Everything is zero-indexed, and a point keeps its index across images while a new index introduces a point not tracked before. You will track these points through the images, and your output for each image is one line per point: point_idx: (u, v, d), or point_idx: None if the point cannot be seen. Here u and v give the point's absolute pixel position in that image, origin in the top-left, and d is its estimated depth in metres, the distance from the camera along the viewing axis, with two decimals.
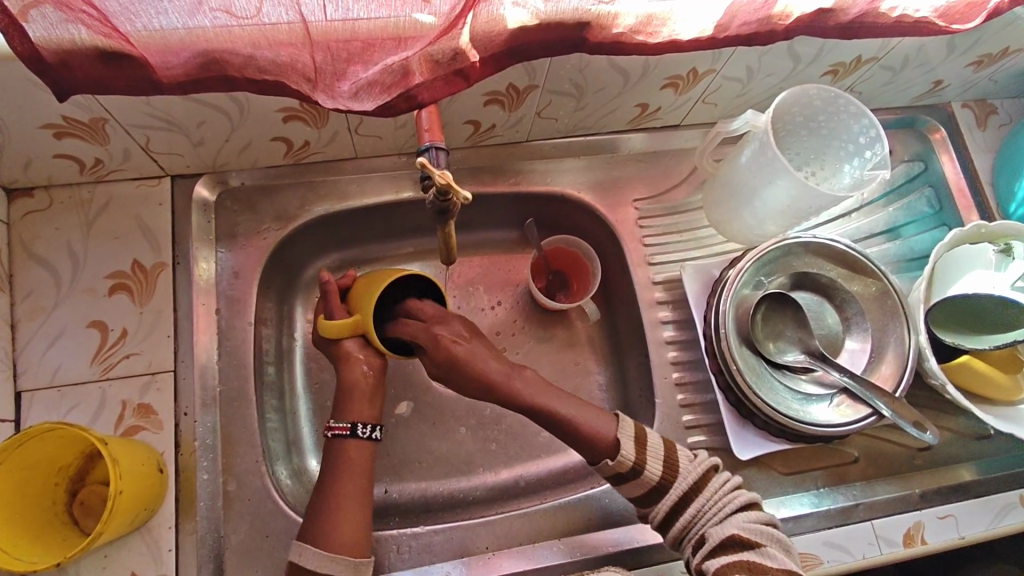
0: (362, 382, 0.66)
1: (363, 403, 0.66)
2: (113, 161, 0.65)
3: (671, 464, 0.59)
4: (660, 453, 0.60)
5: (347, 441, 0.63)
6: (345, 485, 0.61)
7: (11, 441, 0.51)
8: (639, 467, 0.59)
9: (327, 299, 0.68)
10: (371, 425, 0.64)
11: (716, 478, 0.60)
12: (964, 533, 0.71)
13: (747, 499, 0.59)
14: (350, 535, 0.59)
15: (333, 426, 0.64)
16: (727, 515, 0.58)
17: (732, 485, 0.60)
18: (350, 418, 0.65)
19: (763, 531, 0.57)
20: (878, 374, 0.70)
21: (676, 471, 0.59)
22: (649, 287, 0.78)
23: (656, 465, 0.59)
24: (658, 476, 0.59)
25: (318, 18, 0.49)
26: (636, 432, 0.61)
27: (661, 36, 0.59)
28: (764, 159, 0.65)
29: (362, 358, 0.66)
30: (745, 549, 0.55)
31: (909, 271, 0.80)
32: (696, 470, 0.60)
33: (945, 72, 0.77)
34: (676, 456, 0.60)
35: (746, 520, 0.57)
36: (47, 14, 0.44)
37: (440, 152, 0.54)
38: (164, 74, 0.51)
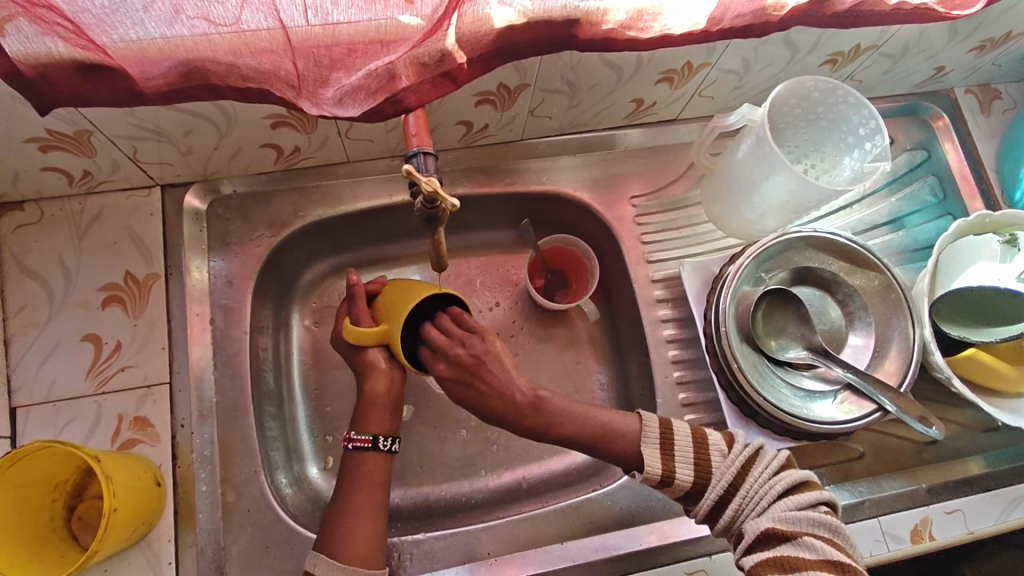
0: (383, 393, 0.65)
1: (381, 414, 0.65)
2: (102, 172, 0.64)
3: (702, 465, 0.57)
4: (688, 455, 0.57)
5: (368, 453, 0.63)
6: (345, 493, 0.61)
7: (5, 459, 0.51)
8: (668, 478, 0.57)
9: (353, 302, 0.66)
10: (392, 438, 0.64)
11: (753, 469, 0.56)
12: (973, 528, 0.70)
13: (788, 484, 0.56)
14: (364, 542, 0.59)
15: (354, 438, 0.63)
16: (765, 507, 0.55)
17: (771, 474, 0.56)
18: (371, 430, 0.64)
19: (802, 519, 0.53)
20: (883, 370, 0.69)
21: (708, 471, 0.56)
22: (648, 285, 0.76)
23: (685, 468, 0.56)
24: (690, 480, 0.56)
25: (299, 24, 0.48)
26: (661, 435, 0.58)
27: (652, 31, 0.57)
28: (761, 153, 0.64)
29: (385, 369, 0.65)
30: (782, 543, 0.53)
31: (914, 262, 0.79)
32: (730, 467, 0.56)
33: (947, 58, 0.75)
34: (706, 453, 0.57)
35: (784, 510, 0.54)
36: (22, 27, 0.44)
37: (427, 157, 0.53)
38: (146, 85, 0.51)
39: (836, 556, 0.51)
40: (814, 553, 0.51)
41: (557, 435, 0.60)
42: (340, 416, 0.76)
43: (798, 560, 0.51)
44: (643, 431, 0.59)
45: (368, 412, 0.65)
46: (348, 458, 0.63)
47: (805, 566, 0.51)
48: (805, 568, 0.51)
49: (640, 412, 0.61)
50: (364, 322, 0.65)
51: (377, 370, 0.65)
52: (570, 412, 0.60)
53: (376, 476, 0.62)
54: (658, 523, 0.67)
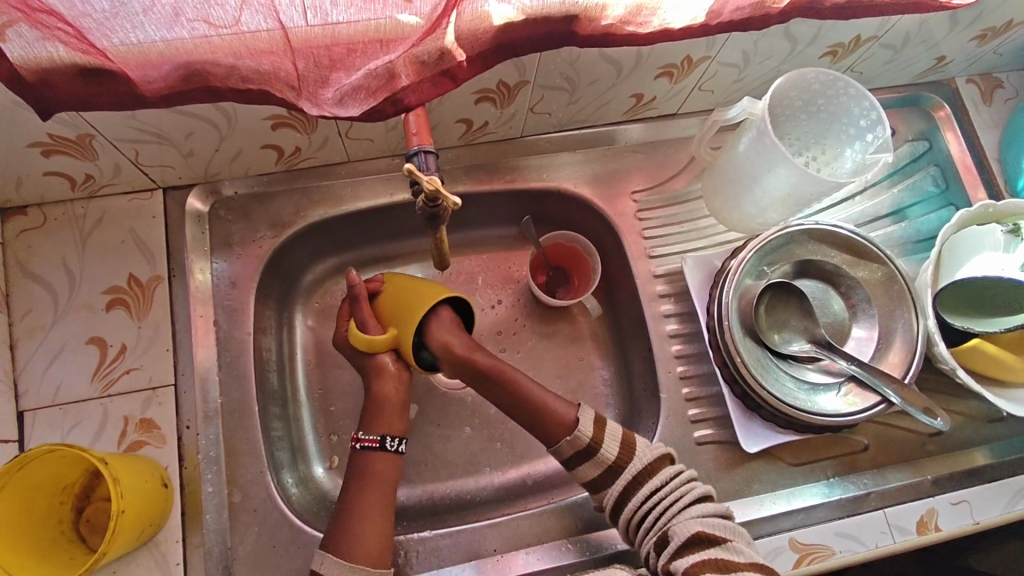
0: (393, 395, 0.66)
1: (390, 413, 0.66)
2: (104, 176, 0.65)
3: (627, 446, 0.63)
4: (617, 436, 0.63)
5: (375, 454, 0.64)
6: (352, 494, 0.62)
7: (14, 462, 0.51)
8: (595, 446, 0.62)
9: (356, 302, 0.66)
10: (399, 438, 0.65)
11: (669, 470, 0.61)
12: (978, 518, 0.69)
13: (701, 491, 0.60)
14: (371, 541, 0.59)
15: (361, 438, 0.64)
16: (683, 509, 0.59)
17: (686, 476, 0.61)
18: (378, 430, 0.65)
19: (724, 524, 0.57)
20: (886, 362, 0.69)
21: (630, 456, 0.62)
22: (650, 280, 0.76)
23: (612, 445, 0.63)
24: (613, 456, 0.62)
25: (298, 25, 0.48)
26: (596, 415, 0.65)
27: (651, 25, 0.57)
28: (762, 147, 0.64)
29: (393, 372, 0.67)
30: (713, 546, 0.56)
31: (916, 253, 0.79)
32: (649, 459, 0.62)
33: (948, 48, 0.75)
34: (632, 441, 0.63)
35: (703, 514, 0.58)
36: (23, 33, 0.44)
37: (428, 156, 0.53)
38: (146, 88, 0.51)
39: (759, 559, 0.55)
40: (741, 556, 0.55)
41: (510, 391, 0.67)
42: (345, 416, 0.76)
43: (731, 563, 0.54)
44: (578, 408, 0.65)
45: (370, 410, 0.66)
46: (355, 458, 0.64)
47: (736, 567, 0.54)
48: (738, 569, 0.54)
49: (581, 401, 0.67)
50: (371, 326, 0.66)
51: (386, 374, 0.67)
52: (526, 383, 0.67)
53: (383, 475, 0.63)
54: None
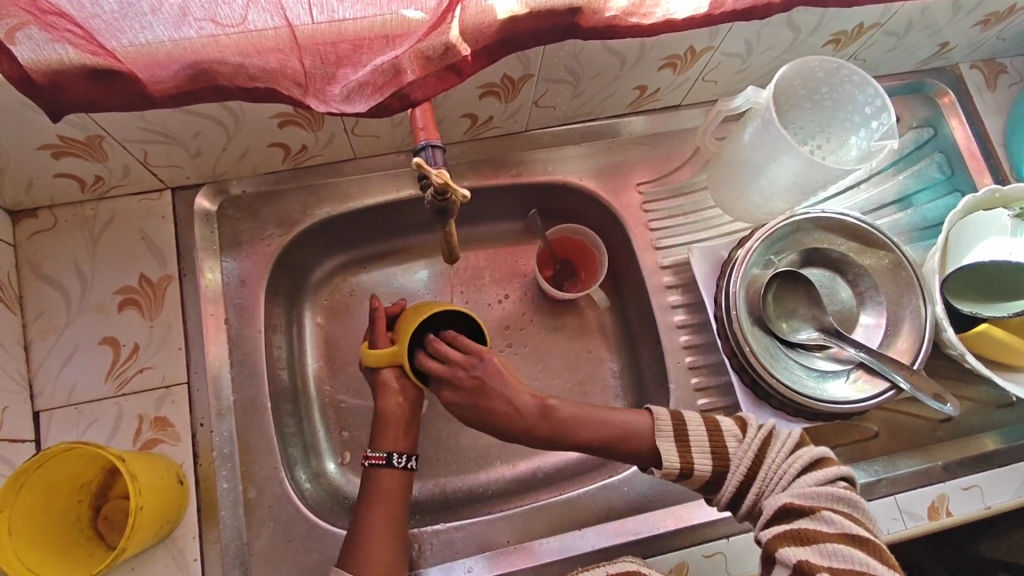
0: (396, 410, 0.66)
1: (397, 432, 0.66)
2: (114, 177, 0.65)
3: (719, 452, 0.58)
4: (705, 445, 0.59)
5: (382, 470, 0.64)
6: (365, 509, 0.62)
7: (32, 461, 0.52)
8: (688, 468, 0.58)
9: (374, 325, 0.70)
10: (406, 454, 0.65)
11: (770, 449, 0.58)
12: (990, 503, 0.70)
13: (805, 463, 0.57)
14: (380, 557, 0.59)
15: (370, 455, 0.65)
16: (782, 485, 0.57)
17: (788, 452, 0.58)
18: (386, 447, 0.65)
19: (821, 494, 0.55)
20: (895, 348, 0.69)
21: (725, 457, 0.58)
22: (657, 271, 0.77)
23: (704, 458, 0.58)
24: (710, 470, 0.58)
25: (304, 22, 0.48)
26: (675, 428, 0.60)
27: (655, 16, 0.57)
28: (766, 136, 0.64)
29: (397, 387, 0.67)
30: (800, 517, 0.54)
31: (923, 240, 0.79)
32: (746, 453, 0.58)
33: (951, 34, 0.75)
34: (721, 441, 0.59)
35: (802, 486, 0.56)
36: (33, 35, 0.45)
37: (436, 150, 0.54)
38: (155, 88, 0.51)
39: (853, 529, 0.52)
40: (831, 526, 0.53)
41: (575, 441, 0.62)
42: (356, 411, 0.76)
43: (817, 534, 0.52)
44: (656, 427, 0.61)
45: (379, 428, 0.67)
46: (365, 474, 0.65)
47: (822, 539, 0.52)
48: (821, 540, 0.52)
49: (650, 407, 0.62)
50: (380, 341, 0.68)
51: (390, 389, 0.67)
52: (583, 421, 0.62)
53: (391, 493, 0.63)
54: (675, 506, 0.68)
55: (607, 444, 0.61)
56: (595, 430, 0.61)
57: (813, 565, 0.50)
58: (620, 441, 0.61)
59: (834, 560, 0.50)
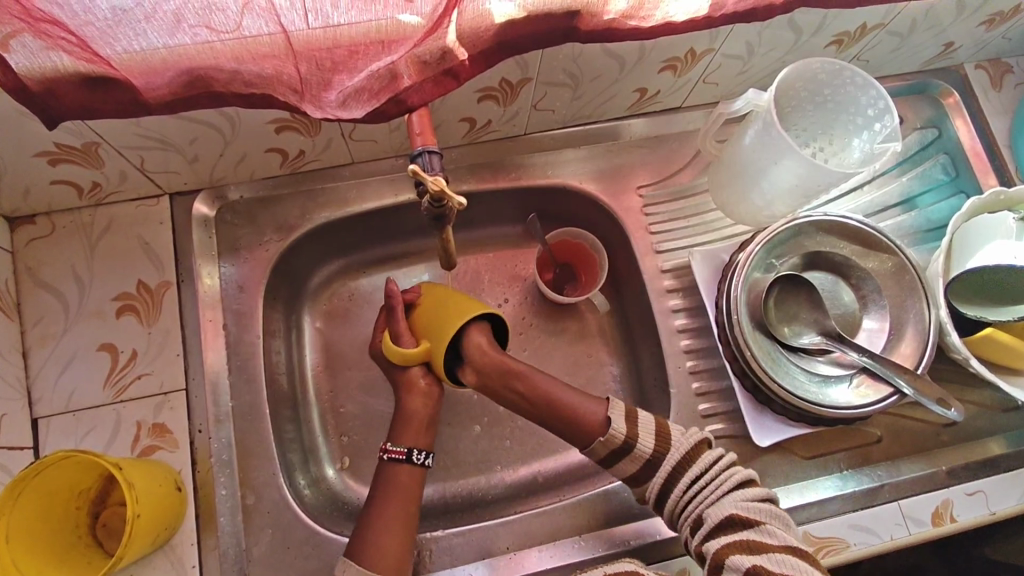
0: (420, 410, 0.67)
1: (417, 428, 0.66)
2: (111, 183, 0.65)
3: (663, 437, 0.61)
4: (651, 428, 0.62)
5: (401, 466, 0.64)
6: (379, 502, 0.62)
7: (33, 467, 0.52)
8: (631, 441, 0.61)
9: (393, 312, 0.67)
10: (426, 452, 0.65)
11: (707, 457, 0.61)
12: (994, 509, 0.69)
13: (741, 476, 0.60)
14: (391, 553, 0.59)
15: (389, 449, 0.64)
16: (722, 496, 0.59)
17: (726, 463, 0.60)
18: (406, 443, 0.65)
19: (760, 508, 0.57)
20: (899, 353, 0.68)
21: (668, 443, 0.61)
22: (658, 275, 0.76)
23: (648, 438, 0.61)
24: (650, 449, 0.61)
25: (299, 28, 0.48)
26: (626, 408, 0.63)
27: (654, 19, 0.57)
28: (768, 139, 0.63)
29: (423, 388, 0.68)
30: (744, 529, 0.56)
31: (927, 242, 0.78)
32: (687, 443, 0.61)
33: (956, 34, 0.74)
34: (668, 428, 0.62)
35: (742, 499, 0.58)
36: (27, 43, 0.44)
37: (432, 155, 0.53)
38: (150, 95, 0.51)
39: (794, 542, 0.55)
40: (774, 538, 0.55)
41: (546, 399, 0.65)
42: (355, 417, 0.76)
43: (762, 544, 0.54)
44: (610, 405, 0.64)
45: (397, 423, 0.67)
46: (382, 468, 0.65)
47: (768, 549, 0.54)
48: (767, 550, 0.54)
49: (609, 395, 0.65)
50: (404, 340, 0.67)
51: (415, 389, 0.68)
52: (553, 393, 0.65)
53: (408, 489, 0.63)
54: None
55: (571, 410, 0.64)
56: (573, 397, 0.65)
57: (767, 570, 0.52)
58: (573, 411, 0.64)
59: (782, 568, 0.52)
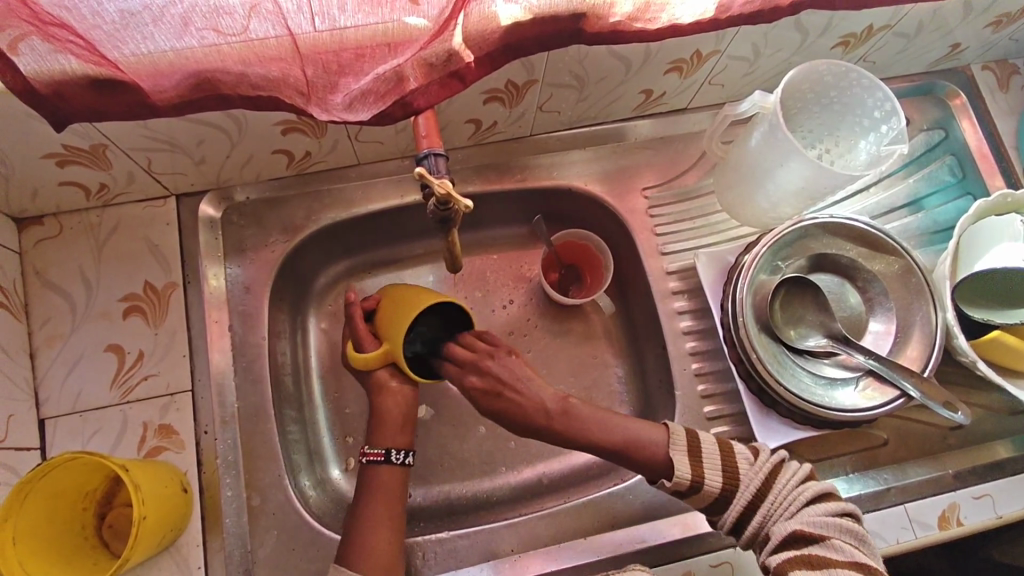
0: (394, 409, 0.66)
1: (396, 429, 0.66)
2: (118, 185, 0.65)
3: (731, 471, 0.58)
4: (717, 462, 0.58)
5: (380, 467, 0.64)
6: (362, 507, 0.62)
7: (34, 472, 0.52)
8: (698, 481, 0.58)
9: (353, 321, 0.68)
10: (405, 450, 0.65)
11: (779, 478, 0.58)
12: (1001, 512, 0.69)
13: (815, 492, 0.57)
14: (380, 555, 0.58)
15: (367, 452, 0.65)
16: (793, 513, 0.56)
17: (799, 480, 0.58)
18: (384, 444, 0.65)
19: (831, 524, 0.55)
20: (905, 356, 0.68)
21: (736, 476, 0.58)
22: (663, 277, 0.76)
23: (715, 475, 0.58)
24: (718, 487, 0.57)
25: (306, 31, 0.48)
26: (688, 443, 0.60)
27: (660, 21, 0.57)
28: (774, 141, 0.63)
29: (396, 388, 0.67)
30: (811, 544, 0.54)
31: (933, 244, 0.78)
32: (756, 474, 0.58)
33: (963, 35, 0.74)
34: (734, 460, 0.59)
35: (812, 514, 0.56)
36: (35, 46, 0.45)
37: (438, 159, 0.53)
38: (157, 98, 0.51)
39: (864, 560, 0.53)
40: (842, 554, 0.53)
41: (586, 439, 0.63)
42: (360, 418, 0.76)
43: (827, 560, 0.53)
44: (671, 440, 0.60)
45: (377, 425, 0.66)
46: (362, 472, 0.65)
47: (833, 565, 0.53)
48: (834, 568, 0.52)
49: (668, 423, 0.62)
50: (365, 344, 0.67)
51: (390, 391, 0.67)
52: (596, 420, 0.63)
53: (390, 489, 0.63)
54: (681, 515, 0.67)
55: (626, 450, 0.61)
56: (625, 435, 0.62)
57: None
58: (634, 448, 0.61)
59: None
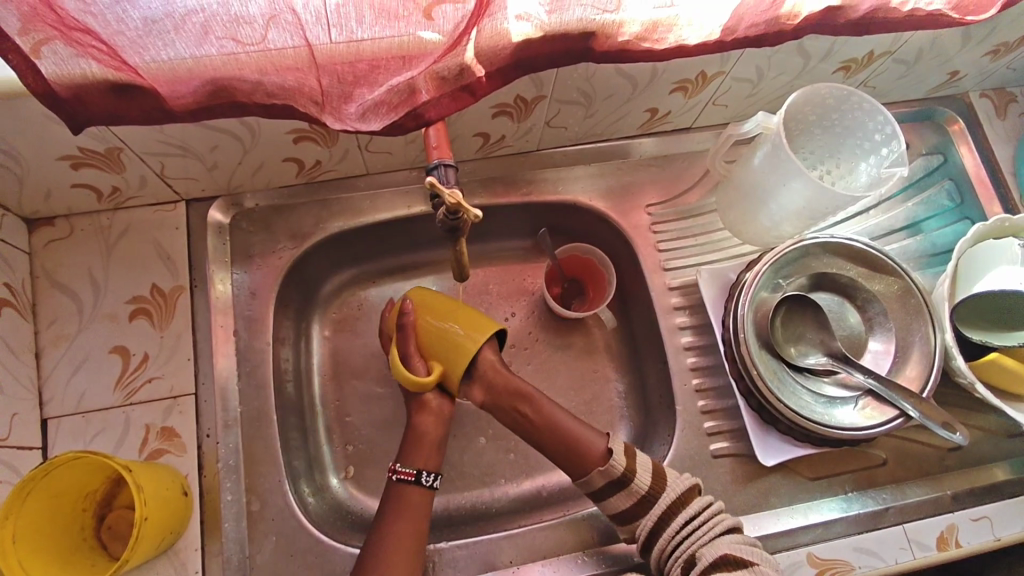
0: (431, 431, 0.67)
1: (428, 449, 0.66)
2: (130, 188, 0.66)
3: (659, 476, 0.63)
4: (648, 465, 0.63)
5: (410, 488, 0.64)
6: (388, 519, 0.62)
7: (36, 472, 0.52)
8: (629, 475, 0.62)
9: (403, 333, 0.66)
10: (435, 473, 0.65)
11: (698, 500, 0.62)
12: (999, 534, 0.69)
13: (731, 522, 0.61)
14: (400, 571, 0.59)
15: (398, 470, 0.64)
16: (715, 539, 0.59)
17: (717, 507, 0.62)
18: (415, 464, 0.65)
19: (754, 551, 0.58)
20: (904, 376, 0.68)
21: (663, 485, 0.62)
22: (665, 292, 0.77)
23: (645, 475, 0.62)
24: (645, 485, 0.62)
25: (323, 42, 0.49)
26: (625, 444, 0.65)
27: (667, 42, 0.58)
28: (777, 161, 0.64)
29: (433, 409, 0.68)
30: (737, 567, 0.56)
31: (932, 267, 0.79)
32: (681, 486, 0.62)
33: (961, 63, 0.76)
34: (663, 471, 0.63)
35: (733, 541, 0.59)
36: (58, 50, 0.46)
37: (448, 169, 0.54)
38: (175, 103, 0.52)
39: None
40: None
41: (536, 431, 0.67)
42: (360, 426, 0.76)
43: None
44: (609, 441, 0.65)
45: (410, 444, 0.67)
46: (390, 490, 0.64)
47: None
48: None
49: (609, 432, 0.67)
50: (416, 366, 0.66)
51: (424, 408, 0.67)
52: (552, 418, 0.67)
53: (401, 505, 0.63)
54: None
55: (571, 437, 0.65)
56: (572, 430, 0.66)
57: None
58: (573, 441, 0.65)
59: None
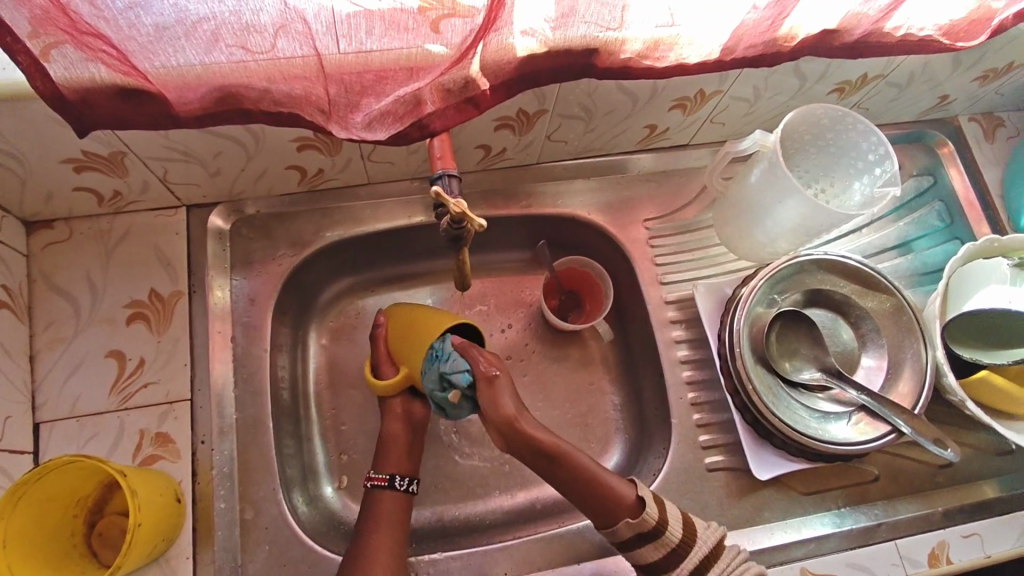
0: (399, 434, 0.69)
1: (400, 455, 0.68)
2: (132, 193, 0.66)
3: (690, 528, 0.60)
4: (678, 515, 0.60)
5: (385, 493, 0.65)
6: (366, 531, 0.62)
7: (29, 475, 0.51)
8: (660, 527, 0.59)
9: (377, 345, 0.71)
10: (408, 478, 0.67)
11: (727, 553, 0.59)
12: (989, 552, 0.69)
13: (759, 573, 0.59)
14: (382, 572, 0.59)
15: (373, 477, 0.66)
16: None
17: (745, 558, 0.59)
18: (388, 469, 0.67)
19: None
20: (896, 392, 0.69)
21: (693, 537, 0.59)
22: (662, 306, 0.77)
23: (677, 525, 0.60)
24: (677, 538, 0.59)
25: (332, 52, 0.50)
26: (654, 495, 0.62)
27: (668, 60, 0.59)
28: (773, 178, 0.66)
29: (400, 413, 0.70)
30: None
31: (923, 285, 0.80)
32: (710, 538, 0.60)
33: (951, 87, 0.77)
34: (693, 522, 0.61)
35: None
36: (67, 53, 0.46)
37: (452, 179, 0.56)
38: (182, 109, 0.53)
39: None
40: None
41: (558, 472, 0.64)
42: (356, 435, 0.76)
43: None
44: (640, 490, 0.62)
45: (383, 451, 0.68)
46: (367, 497, 0.66)
47: None
48: None
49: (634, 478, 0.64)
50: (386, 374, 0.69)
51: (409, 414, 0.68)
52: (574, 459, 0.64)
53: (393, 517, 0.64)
54: None
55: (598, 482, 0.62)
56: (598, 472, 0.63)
57: None
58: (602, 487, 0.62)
59: None
